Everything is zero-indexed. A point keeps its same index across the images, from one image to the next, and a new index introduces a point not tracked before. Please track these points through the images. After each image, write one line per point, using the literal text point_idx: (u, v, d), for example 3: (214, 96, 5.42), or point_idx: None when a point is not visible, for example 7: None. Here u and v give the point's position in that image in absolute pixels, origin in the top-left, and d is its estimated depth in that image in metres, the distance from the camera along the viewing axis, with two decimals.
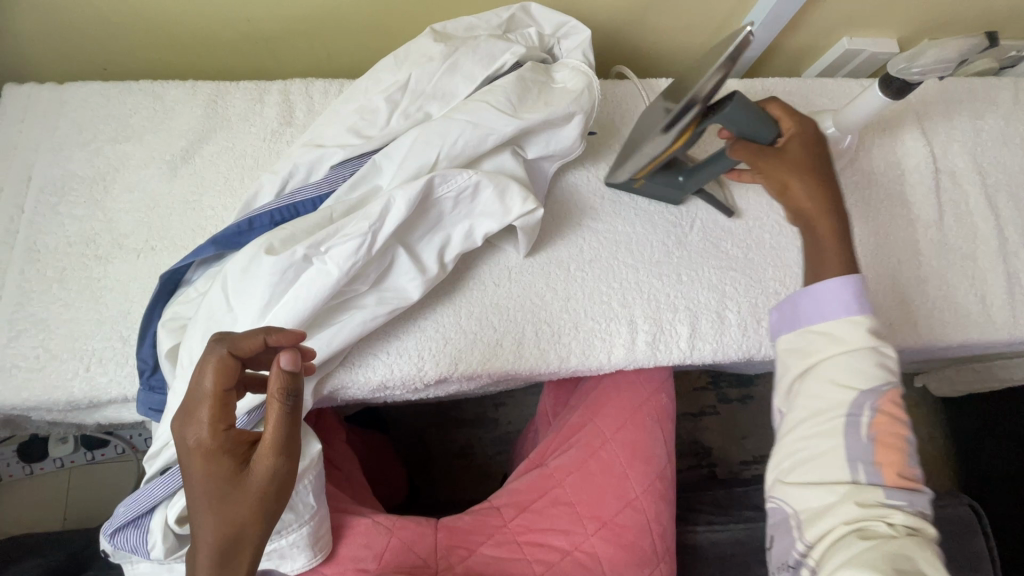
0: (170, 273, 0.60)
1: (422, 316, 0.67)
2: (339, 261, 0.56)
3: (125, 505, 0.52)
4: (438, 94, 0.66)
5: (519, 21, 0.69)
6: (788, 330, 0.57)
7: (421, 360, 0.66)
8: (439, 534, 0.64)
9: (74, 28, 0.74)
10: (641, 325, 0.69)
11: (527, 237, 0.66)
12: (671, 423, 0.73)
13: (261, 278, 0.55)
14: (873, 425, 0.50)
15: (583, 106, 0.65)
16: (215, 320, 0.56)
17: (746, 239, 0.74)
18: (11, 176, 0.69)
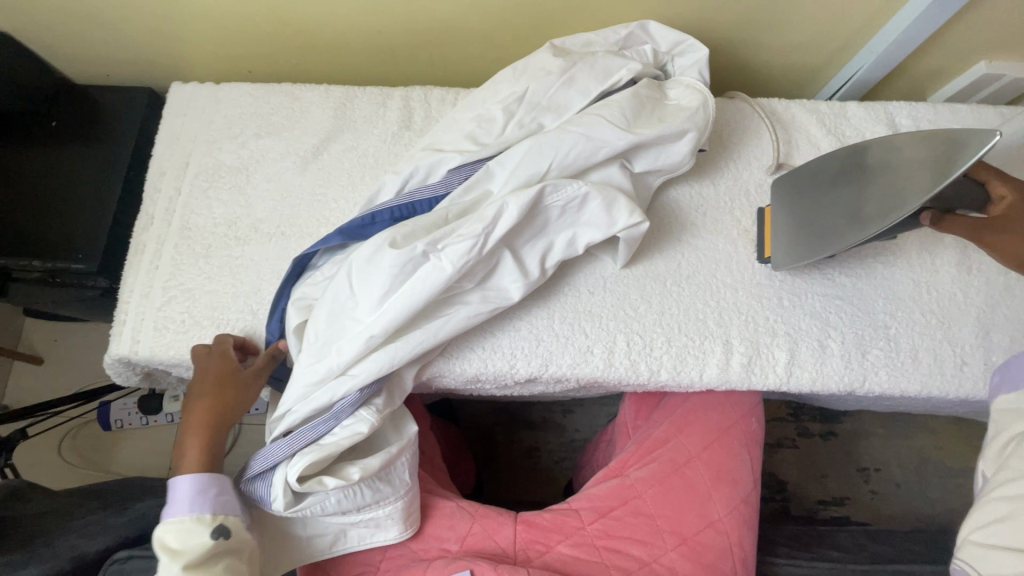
0: (301, 257, 0.66)
1: (518, 316, 0.70)
2: (453, 259, 0.60)
3: (255, 459, 0.60)
4: (553, 106, 0.68)
5: (637, 38, 0.71)
6: (1010, 390, 0.57)
7: (514, 358, 0.69)
8: (518, 527, 0.67)
9: (234, 35, 0.84)
10: (736, 346, 0.69)
11: (628, 249, 0.67)
12: (759, 451, 0.71)
13: (383, 269, 0.60)
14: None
15: (697, 124, 0.66)
16: (339, 303, 0.62)
17: (857, 267, 0.71)
18: (173, 162, 0.79)
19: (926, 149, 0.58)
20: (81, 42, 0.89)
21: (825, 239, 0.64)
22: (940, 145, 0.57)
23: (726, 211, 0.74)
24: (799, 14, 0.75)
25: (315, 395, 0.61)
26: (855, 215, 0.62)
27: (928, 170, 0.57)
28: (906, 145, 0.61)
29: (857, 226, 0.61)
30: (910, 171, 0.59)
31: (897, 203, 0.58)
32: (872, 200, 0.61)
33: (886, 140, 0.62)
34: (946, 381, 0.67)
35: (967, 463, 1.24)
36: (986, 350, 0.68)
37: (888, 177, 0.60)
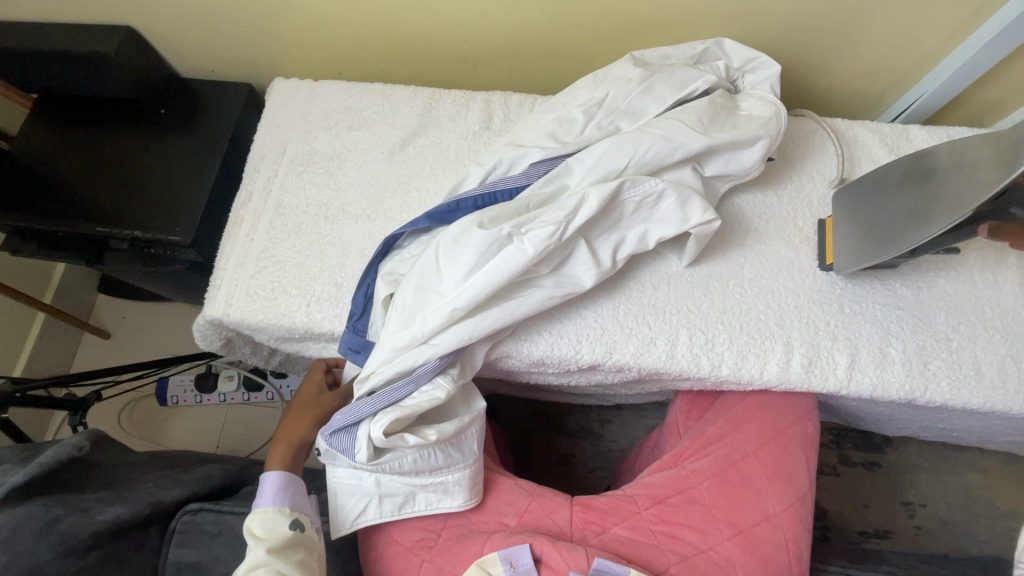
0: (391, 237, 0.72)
1: (585, 305, 0.73)
2: (535, 242, 0.64)
3: (341, 413, 0.65)
4: (630, 111, 0.73)
5: (712, 54, 0.76)
6: None
7: (578, 344, 0.72)
8: (575, 508, 0.68)
9: (336, 39, 0.92)
10: (797, 347, 0.71)
11: (696, 246, 0.71)
12: (816, 454, 0.72)
13: (470, 247, 0.65)
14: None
15: (769, 132, 0.71)
16: (425, 277, 0.66)
17: (919, 280, 0.73)
18: (272, 147, 0.87)
19: (991, 149, 0.59)
20: (195, 41, 0.98)
21: (889, 242, 0.65)
22: (1005, 145, 0.58)
23: (789, 219, 0.77)
24: (866, 41, 0.80)
25: (400, 360, 0.66)
26: (919, 216, 0.63)
27: (990, 169, 0.58)
28: (972, 146, 0.62)
29: (921, 224, 0.63)
30: (973, 171, 0.60)
31: (961, 201, 0.59)
32: (935, 201, 0.62)
33: (951, 143, 0.64)
34: (1010, 396, 0.68)
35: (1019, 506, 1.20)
36: None
37: (952, 178, 0.62)
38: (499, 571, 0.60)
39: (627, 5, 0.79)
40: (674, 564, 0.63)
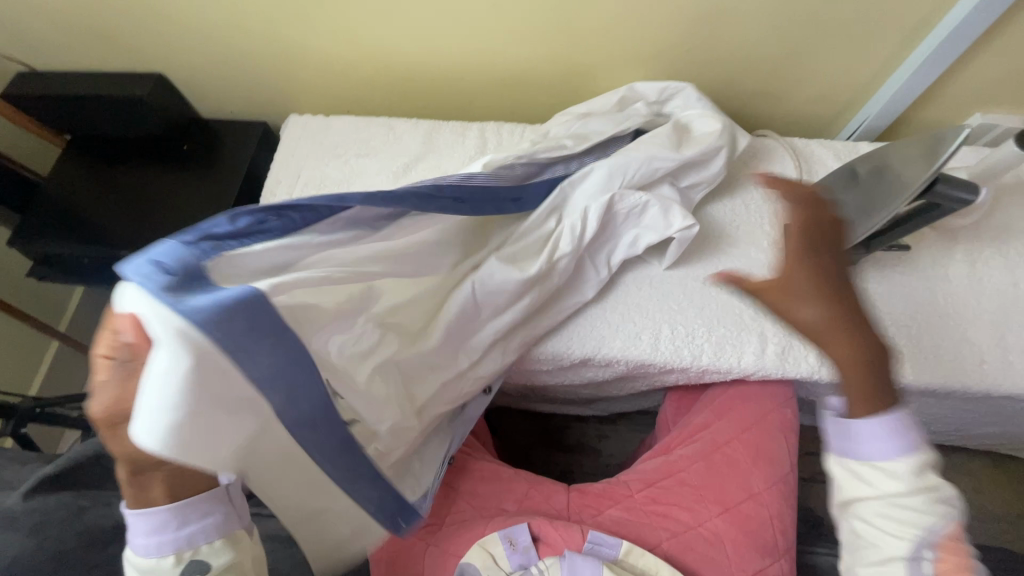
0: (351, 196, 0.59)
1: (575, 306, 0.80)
2: (561, 274, 0.75)
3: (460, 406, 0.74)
4: (575, 135, 0.81)
5: (628, 99, 0.87)
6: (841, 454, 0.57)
7: (569, 341, 0.78)
8: (571, 494, 0.72)
9: (345, 81, 1.03)
10: (770, 338, 0.77)
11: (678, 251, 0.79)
12: (796, 438, 0.77)
13: (506, 282, 0.70)
14: (938, 562, 0.51)
15: (726, 142, 0.80)
16: (462, 314, 0.69)
17: (877, 274, 0.80)
18: (288, 173, 0.96)
19: (914, 147, 0.64)
20: (218, 86, 1.09)
21: (840, 241, 0.70)
22: (926, 142, 0.63)
23: (757, 225, 0.85)
24: (813, 71, 0.91)
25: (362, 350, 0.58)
26: (859, 215, 0.68)
27: (916, 164, 0.63)
28: (898, 147, 0.67)
29: (867, 219, 0.66)
30: (901, 168, 0.64)
31: (893, 198, 0.64)
32: (866, 198, 0.67)
33: (880, 148, 0.69)
34: (967, 376, 0.73)
35: (1010, 509, 1.23)
36: (1002, 350, 0.74)
37: (883, 178, 0.66)
38: (500, 550, 0.63)
39: (603, 45, 0.90)
40: (666, 540, 0.67)
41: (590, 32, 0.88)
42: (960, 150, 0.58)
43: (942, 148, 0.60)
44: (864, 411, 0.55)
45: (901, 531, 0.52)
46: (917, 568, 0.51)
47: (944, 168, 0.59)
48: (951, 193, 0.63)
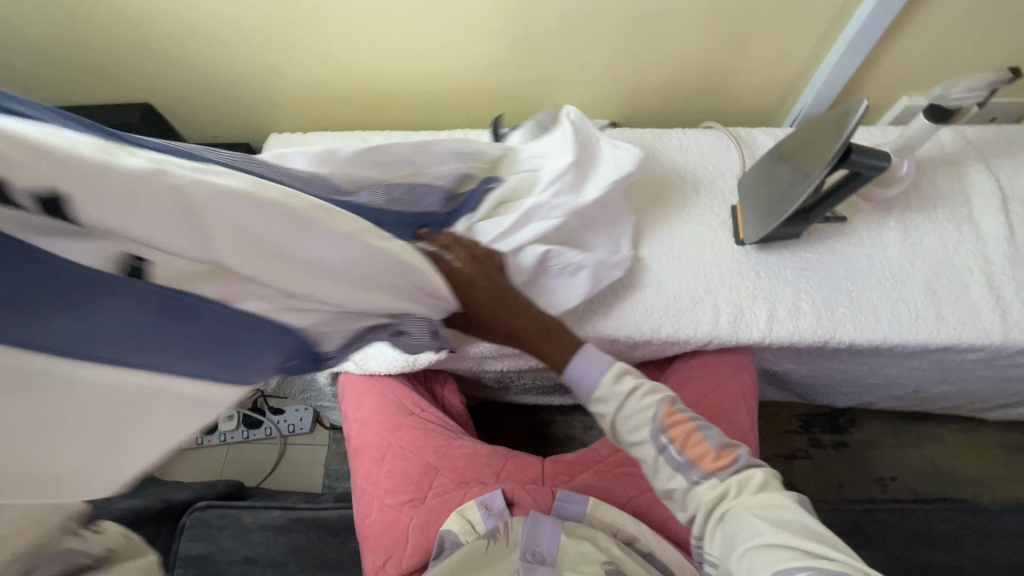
0: None
1: None
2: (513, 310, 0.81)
3: None
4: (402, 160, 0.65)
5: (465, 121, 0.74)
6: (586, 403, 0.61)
7: None
8: (546, 464, 0.77)
9: (321, 101, 1.10)
10: (723, 308, 0.83)
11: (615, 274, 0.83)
12: (754, 401, 0.82)
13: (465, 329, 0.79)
14: (665, 429, 0.55)
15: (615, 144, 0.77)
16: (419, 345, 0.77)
17: (817, 244, 0.87)
18: None
19: (830, 123, 0.71)
20: (199, 111, 1.15)
21: (772, 216, 0.79)
22: (839, 118, 0.70)
23: (707, 207, 0.91)
24: (750, 66, 1.00)
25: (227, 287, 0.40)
26: (788, 191, 0.77)
27: (830, 139, 0.70)
28: (819, 123, 0.74)
29: (797, 191, 0.74)
30: (821, 142, 0.72)
31: (809, 174, 0.72)
32: (795, 176, 0.76)
33: (807, 124, 0.76)
34: (904, 331, 0.80)
35: (982, 471, 1.28)
36: (936, 306, 0.81)
37: (806, 154, 0.75)
38: (477, 516, 0.68)
39: (557, 54, 0.98)
40: (634, 497, 0.72)
41: (541, 40, 0.96)
42: (860, 124, 0.65)
43: (848, 124, 0.67)
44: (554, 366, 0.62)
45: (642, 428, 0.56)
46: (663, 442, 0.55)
47: (849, 142, 0.66)
48: (864, 161, 0.70)
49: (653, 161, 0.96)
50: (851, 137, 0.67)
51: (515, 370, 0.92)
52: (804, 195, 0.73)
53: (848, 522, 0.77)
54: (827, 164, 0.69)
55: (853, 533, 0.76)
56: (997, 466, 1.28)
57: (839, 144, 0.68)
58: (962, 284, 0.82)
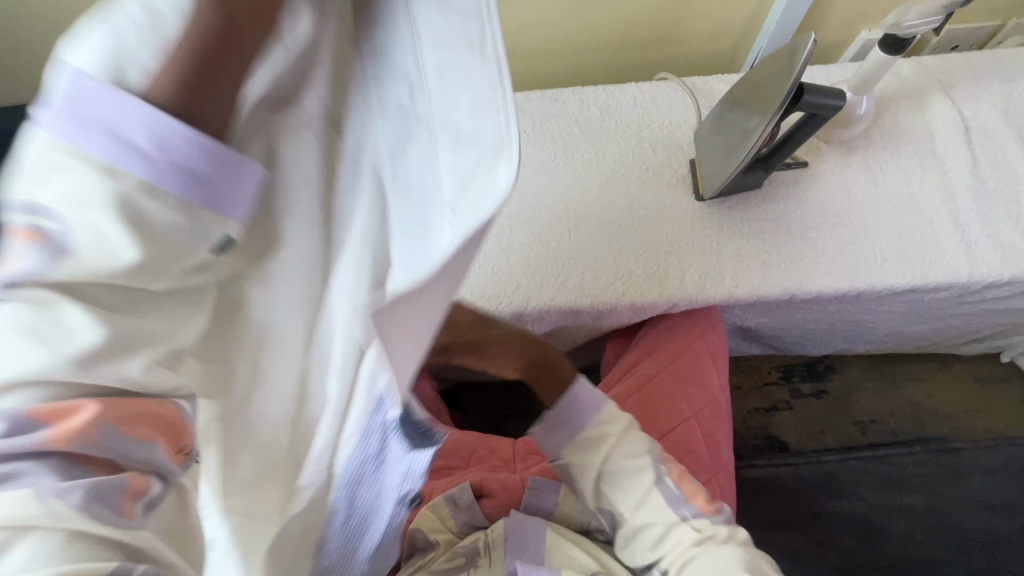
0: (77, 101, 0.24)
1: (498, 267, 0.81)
2: None
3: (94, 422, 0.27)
4: None
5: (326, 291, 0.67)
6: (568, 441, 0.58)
7: (496, 302, 0.80)
8: (518, 445, 0.77)
9: None
10: (687, 268, 0.80)
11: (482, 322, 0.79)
12: (725, 362, 0.80)
13: None
14: (671, 474, 0.57)
15: None
16: None
17: (780, 194, 0.83)
18: None
19: (777, 65, 0.68)
20: None
21: (725, 169, 0.76)
22: (786, 58, 0.66)
23: (665, 164, 0.88)
24: (704, 10, 0.94)
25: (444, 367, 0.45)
26: (740, 140, 0.73)
27: (778, 82, 0.66)
28: (765, 67, 0.71)
29: (750, 140, 0.70)
30: (770, 86, 0.68)
31: (761, 119, 0.68)
32: (746, 123, 0.72)
33: (756, 66, 0.72)
34: (872, 275, 0.77)
35: (960, 406, 1.29)
36: (902, 247, 0.78)
37: (755, 99, 0.71)
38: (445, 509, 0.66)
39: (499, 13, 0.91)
40: None
41: None
42: (809, 60, 0.61)
43: (797, 62, 0.64)
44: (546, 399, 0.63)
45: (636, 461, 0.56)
46: (669, 487, 0.56)
47: (800, 80, 0.63)
48: (817, 100, 0.66)
49: (607, 121, 0.92)
50: (801, 75, 0.63)
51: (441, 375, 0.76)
52: (756, 143, 0.69)
53: (824, 476, 0.76)
54: (778, 107, 0.65)
55: (827, 486, 0.75)
56: (974, 400, 1.29)
57: (788, 84, 0.64)
58: (928, 223, 0.80)
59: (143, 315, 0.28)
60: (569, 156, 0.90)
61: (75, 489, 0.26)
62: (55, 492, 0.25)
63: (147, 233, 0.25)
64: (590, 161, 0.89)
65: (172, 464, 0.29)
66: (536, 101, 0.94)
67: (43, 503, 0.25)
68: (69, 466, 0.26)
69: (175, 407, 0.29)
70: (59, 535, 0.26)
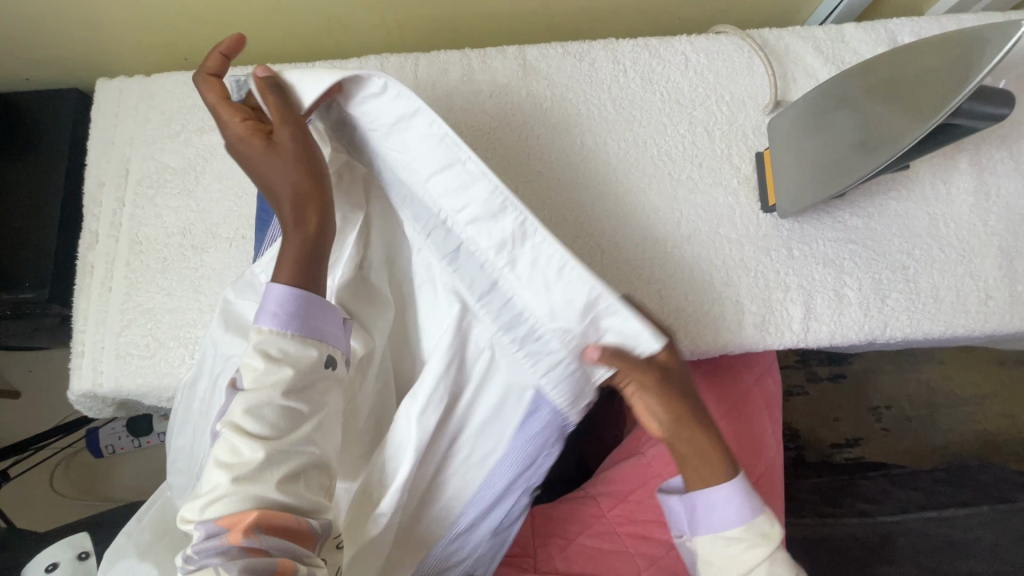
0: (279, 305, 0.48)
1: (519, 262, 0.49)
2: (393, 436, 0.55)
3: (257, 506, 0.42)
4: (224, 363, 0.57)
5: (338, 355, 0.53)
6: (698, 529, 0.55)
7: (552, 309, 0.49)
8: (536, 523, 0.66)
9: (157, 25, 0.73)
10: (748, 306, 0.64)
11: (556, 357, 0.51)
12: (778, 412, 0.71)
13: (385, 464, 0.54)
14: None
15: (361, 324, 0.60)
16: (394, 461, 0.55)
17: (868, 205, 0.65)
18: (112, 170, 0.71)
19: (938, 60, 0.51)
20: None
21: (821, 183, 0.58)
22: (954, 55, 0.50)
23: (722, 159, 0.68)
24: None
25: (612, 327, 0.48)
26: (852, 151, 0.56)
27: (941, 84, 0.50)
28: (906, 63, 0.54)
29: (875, 152, 0.54)
30: (921, 90, 0.52)
31: (903, 129, 0.52)
32: (868, 129, 0.55)
33: (894, 56, 0.55)
34: (971, 319, 0.63)
35: (977, 390, 1.23)
36: (1010, 281, 0.63)
37: (888, 102, 0.54)
38: None
39: None
40: (644, 567, 0.61)
41: None
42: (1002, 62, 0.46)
43: (977, 59, 0.48)
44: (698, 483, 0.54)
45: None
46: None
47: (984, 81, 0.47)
48: (976, 110, 0.50)
49: (649, 93, 0.70)
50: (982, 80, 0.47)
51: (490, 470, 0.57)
52: (886, 158, 0.53)
53: (876, 539, 0.69)
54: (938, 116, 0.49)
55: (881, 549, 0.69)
56: (992, 384, 1.23)
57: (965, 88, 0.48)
58: None
59: (288, 434, 0.45)
60: (599, 145, 0.69)
61: (235, 564, 0.39)
62: (222, 567, 0.39)
63: (292, 364, 0.47)
64: (627, 152, 0.68)
65: (303, 556, 0.43)
66: (555, 63, 0.71)
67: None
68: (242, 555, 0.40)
69: (305, 519, 0.44)
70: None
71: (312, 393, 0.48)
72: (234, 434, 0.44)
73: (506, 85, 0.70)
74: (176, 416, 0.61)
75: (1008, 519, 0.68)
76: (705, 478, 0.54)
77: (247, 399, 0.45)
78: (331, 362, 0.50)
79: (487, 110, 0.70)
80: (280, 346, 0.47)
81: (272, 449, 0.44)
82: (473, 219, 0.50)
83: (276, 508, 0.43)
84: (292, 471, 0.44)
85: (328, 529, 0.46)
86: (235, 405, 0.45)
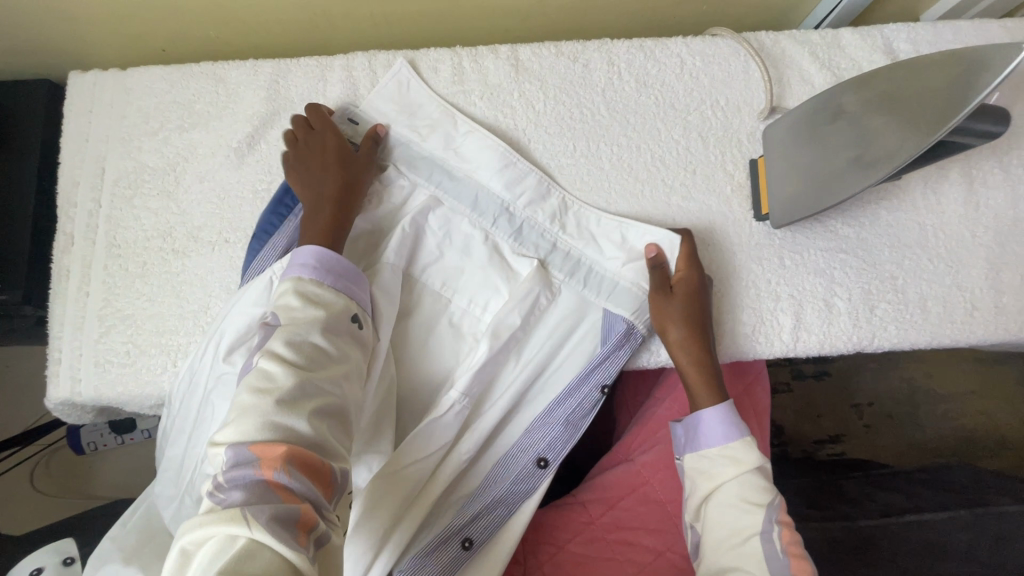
0: (313, 254, 0.53)
1: (569, 216, 0.66)
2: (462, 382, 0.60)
3: (289, 448, 0.40)
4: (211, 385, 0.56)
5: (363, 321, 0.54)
6: (691, 451, 0.58)
7: (601, 243, 0.66)
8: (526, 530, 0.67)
9: (132, 17, 0.69)
10: (739, 315, 0.64)
11: (609, 285, 0.65)
12: (768, 423, 0.71)
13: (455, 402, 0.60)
14: (782, 539, 0.50)
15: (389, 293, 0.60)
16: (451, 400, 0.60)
17: (860, 215, 0.65)
18: (87, 169, 0.68)
19: (937, 76, 0.51)
20: None
21: (813, 197, 0.58)
22: (952, 72, 0.50)
23: (716, 165, 0.67)
24: None
25: (649, 237, 0.65)
26: (847, 163, 0.55)
27: (939, 102, 0.50)
28: (903, 78, 0.54)
29: (870, 167, 0.53)
30: (918, 107, 0.51)
31: (901, 145, 0.52)
32: (863, 143, 0.54)
33: (892, 69, 0.55)
34: (957, 328, 0.64)
35: (955, 388, 1.26)
36: (996, 292, 0.64)
37: (884, 116, 0.54)
38: None
39: None
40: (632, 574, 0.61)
41: None
42: (1003, 84, 0.46)
43: (976, 77, 0.48)
44: (710, 401, 0.58)
45: (749, 500, 0.52)
46: (773, 550, 0.49)
47: (983, 101, 0.47)
48: (970, 128, 0.50)
49: (644, 97, 0.68)
50: (983, 100, 0.47)
51: (546, 403, 0.64)
52: (881, 174, 0.52)
53: (859, 542, 0.70)
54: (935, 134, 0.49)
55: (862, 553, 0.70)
56: (970, 382, 1.26)
57: (965, 108, 0.48)
58: None
59: (318, 371, 0.46)
60: (593, 150, 0.68)
61: (265, 510, 0.36)
62: (250, 510, 0.36)
63: (325, 308, 0.50)
64: (622, 158, 0.67)
65: (325, 511, 0.40)
66: (549, 63, 0.69)
67: (245, 521, 0.35)
68: (270, 495, 0.37)
69: (329, 464, 0.42)
70: (245, 539, 0.34)
71: (339, 338, 0.49)
72: (268, 362, 0.44)
73: (498, 86, 0.69)
74: (166, 431, 0.60)
75: (984, 521, 0.70)
76: (714, 393, 0.58)
77: (286, 332, 0.47)
78: (354, 318, 0.53)
79: (479, 112, 0.68)
80: (316, 290, 0.51)
81: (303, 379, 0.44)
82: (529, 192, 0.66)
83: (303, 448, 0.41)
84: (322, 408, 0.44)
85: (345, 481, 0.44)
86: (274, 339, 0.46)
